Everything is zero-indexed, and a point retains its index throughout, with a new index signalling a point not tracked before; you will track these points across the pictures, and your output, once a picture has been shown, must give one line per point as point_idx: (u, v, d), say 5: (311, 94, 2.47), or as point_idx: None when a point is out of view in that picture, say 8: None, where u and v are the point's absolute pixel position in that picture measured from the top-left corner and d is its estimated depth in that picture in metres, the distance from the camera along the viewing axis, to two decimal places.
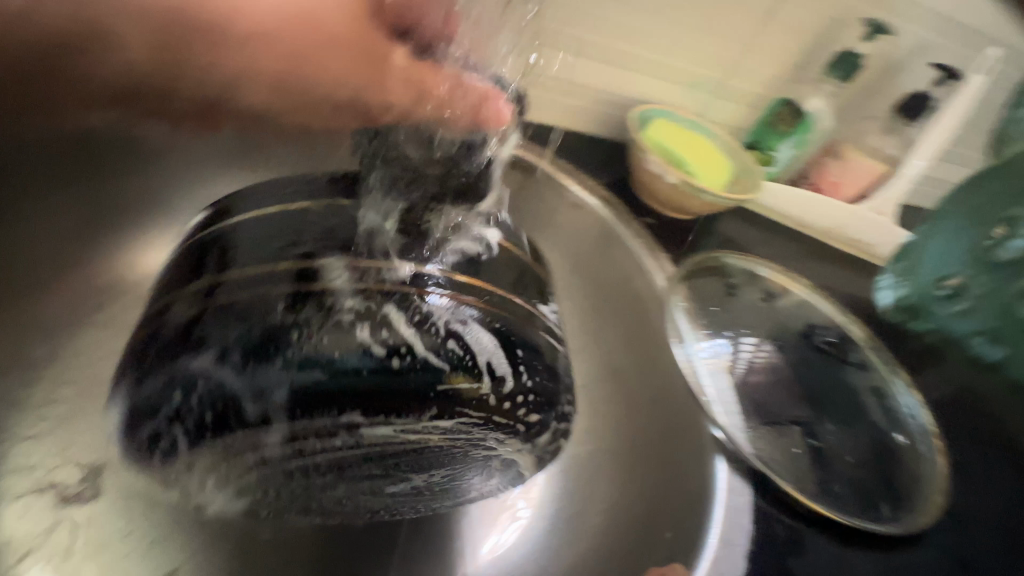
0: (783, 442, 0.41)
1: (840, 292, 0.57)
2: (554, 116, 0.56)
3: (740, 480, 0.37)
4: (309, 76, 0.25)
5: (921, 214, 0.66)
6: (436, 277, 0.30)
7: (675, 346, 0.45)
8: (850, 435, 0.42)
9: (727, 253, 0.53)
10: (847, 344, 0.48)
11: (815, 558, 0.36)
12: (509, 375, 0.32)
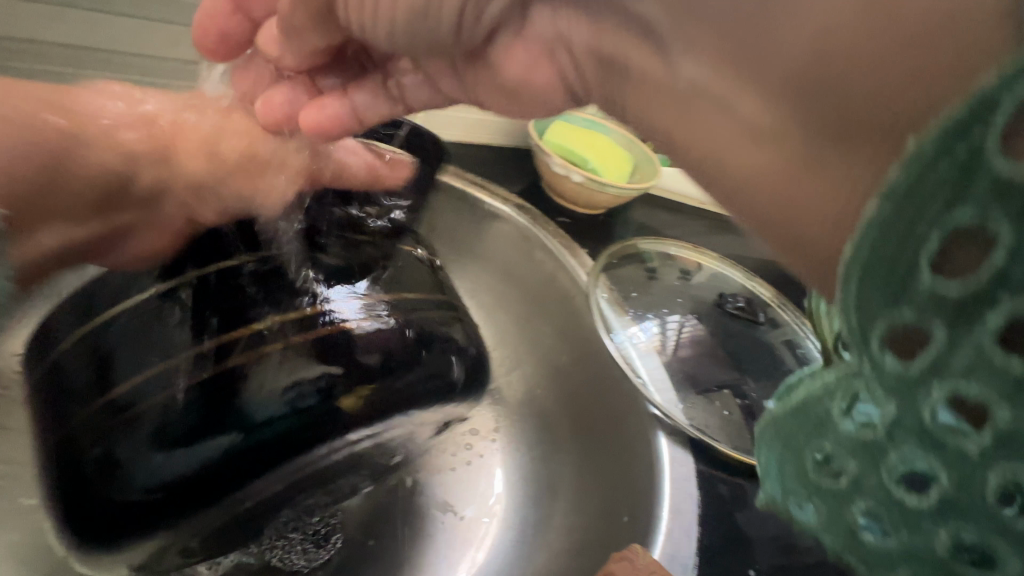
0: (715, 408, 0.44)
1: (741, 258, 0.64)
2: (459, 133, 0.58)
3: (681, 450, 0.39)
4: (247, 147, 0.32)
5: None
6: (357, 305, 0.32)
7: (606, 336, 0.46)
8: (762, 386, 0.47)
9: (640, 238, 0.56)
10: (756, 305, 0.52)
11: (758, 508, 0.38)
12: (437, 360, 0.35)
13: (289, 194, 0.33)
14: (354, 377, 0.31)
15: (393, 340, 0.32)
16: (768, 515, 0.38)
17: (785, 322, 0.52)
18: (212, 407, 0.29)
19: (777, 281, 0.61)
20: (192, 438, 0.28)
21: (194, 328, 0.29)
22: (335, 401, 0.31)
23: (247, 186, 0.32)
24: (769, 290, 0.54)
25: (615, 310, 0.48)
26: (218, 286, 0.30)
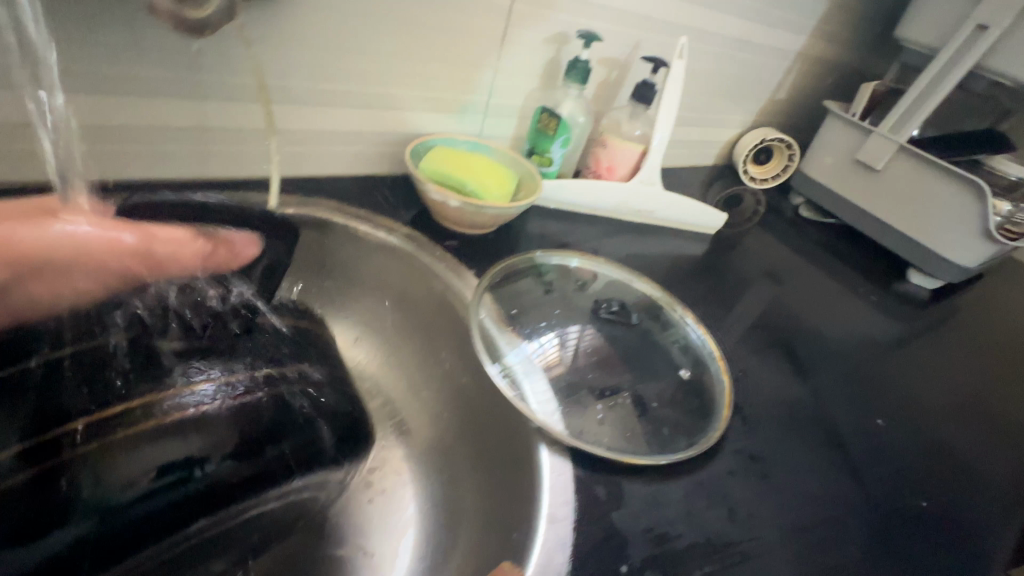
0: (588, 413, 0.43)
1: (629, 257, 0.68)
2: (341, 167, 0.58)
3: (561, 457, 0.38)
4: (55, 256, 0.33)
5: (706, 212, 0.75)
6: (231, 378, 0.36)
7: (488, 365, 0.45)
8: (644, 384, 0.49)
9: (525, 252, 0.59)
10: (628, 308, 0.56)
11: (632, 502, 0.37)
12: (314, 416, 0.39)
13: (82, 294, 0.34)
14: (243, 440, 0.35)
15: (260, 399, 0.36)
16: (643, 507, 0.37)
17: (661, 325, 0.55)
18: (45, 501, 0.28)
19: (658, 278, 0.66)
20: (27, 539, 0.28)
21: (36, 420, 0.29)
22: (205, 472, 0.34)
23: (37, 293, 0.32)
24: (647, 295, 0.59)
25: (499, 327, 0.49)
26: (48, 381, 0.31)
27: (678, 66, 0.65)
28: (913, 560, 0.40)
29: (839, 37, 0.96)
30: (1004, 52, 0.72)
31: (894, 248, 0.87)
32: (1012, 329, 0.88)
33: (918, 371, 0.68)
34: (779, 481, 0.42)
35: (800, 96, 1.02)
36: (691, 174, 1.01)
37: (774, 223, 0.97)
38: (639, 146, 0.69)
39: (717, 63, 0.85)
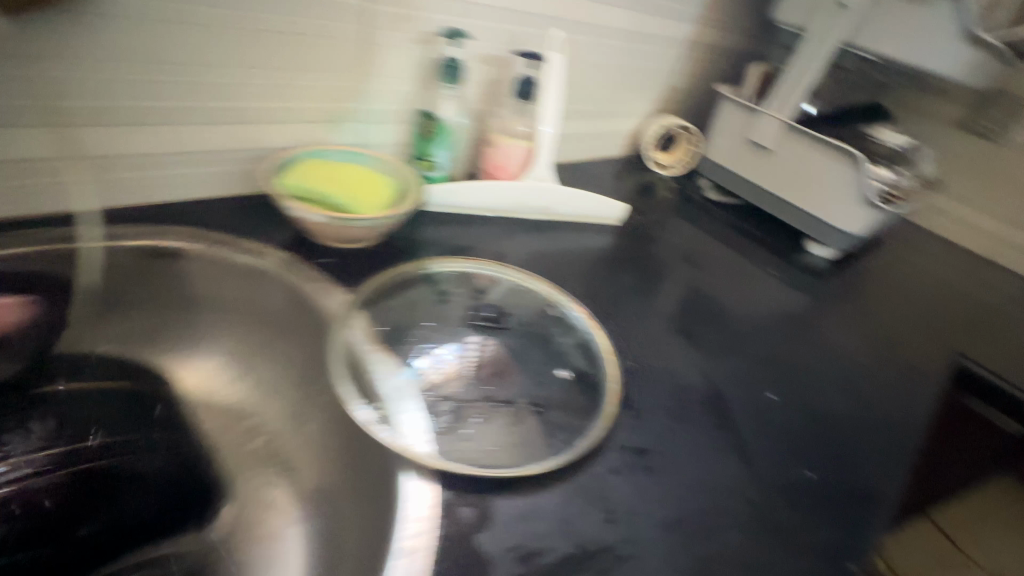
0: (459, 432, 0.41)
1: (528, 255, 0.67)
2: (199, 189, 0.55)
3: (427, 483, 0.36)
4: None
5: (606, 204, 0.75)
6: (30, 463, 0.44)
7: (357, 407, 0.40)
8: (532, 389, 0.47)
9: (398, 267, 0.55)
10: (502, 315, 0.55)
11: (501, 519, 0.35)
12: (120, 485, 0.45)
13: None
14: (35, 520, 0.42)
15: (63, 475, 0.44)
16: (512, 524, 0.35)
17: (552, 326, 0.54)
18: None
19: (559, 274, 0.65)
20: None
21: None
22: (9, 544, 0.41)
23: None
24: (534, 295, 0.57)
25: (370, 342, 0.46)
26: None
27: (553, 60, 0.64)
28: (798, 534, 0.40)
29: (724, 22, 0.98)
30: (866, 31, 0.75)
31: (793, 222, 0.90)
32: (908, 288, 0.93)
33: (818, 341, 0.69)
34: (665, 472, 0.41)
35: (698, 83, 1.05)
36: (600, 166, 1.02)
37: (683, 208, 0.98)
38: (526, 143, 0.67)
39: (603, 55, 0.86)
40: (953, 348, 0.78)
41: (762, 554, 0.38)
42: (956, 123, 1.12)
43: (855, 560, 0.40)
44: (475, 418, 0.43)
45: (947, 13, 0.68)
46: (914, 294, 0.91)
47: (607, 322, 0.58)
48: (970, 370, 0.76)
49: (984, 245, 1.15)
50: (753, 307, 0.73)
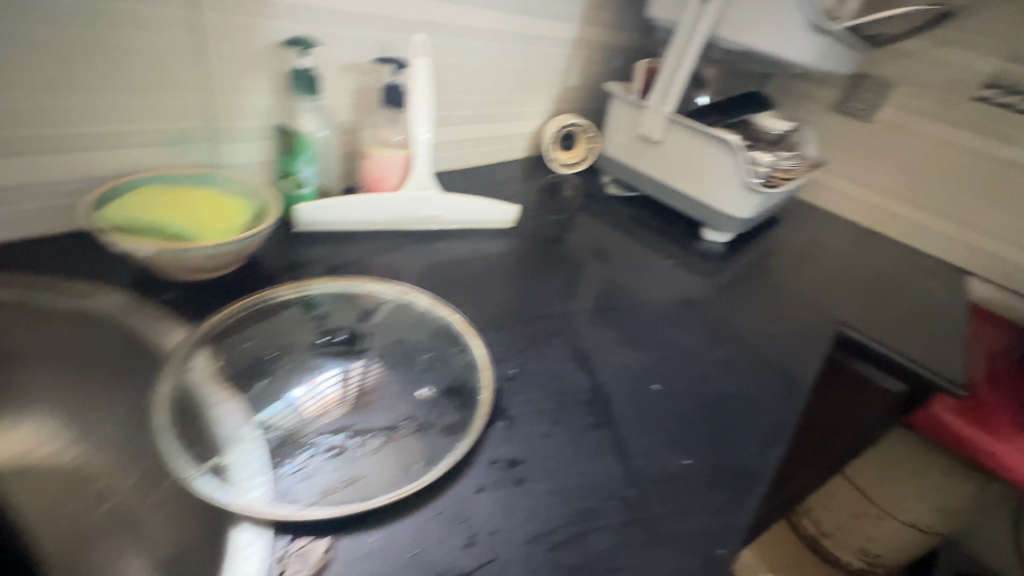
0: (302, 471, 0.37)
1: (414, 269, 0.65)
2: (16, 230, 0.50)
3: (264, 535, 0.33)
4: None
5: (496, 207, 0.74)
6: None
7: (192, 474, 0.35)
8: (395, 411, 0.44)
9: (242, 299, 0.50)
10: (356, 336, 0.51)
11: (343, 561, 0.33)
12: None
13: None
14: None
15: None
16: (355, 565, 0.32)
17: (424, 343, 0.51)
18: None
19: (445, 284, 0.63)
20: None
21: None
22: None
23: None
24: (406, 315, 0.55)
25: (211, 381, 0.42)
26: None
27: (420, 64, 0.61)
28: (668, 526, 0.40)
29: (610, 19, 1.00)
30: (727, 22, 0.77)
31: (686, 210, 0.93)
32: (797, 263, 0.98)
33: (711, 324, 0.71)
34: (534, 482, 0.40)
35: (591, 82, 1.06)
36: (502, 169, 1.01)
37: (585, 204, 0.99)
38: (403, 152, 0.66)
39: (486, 57, 0.85)
40: (836, 317, 0.83)
41: (629, 554, 0.37)
42: (829, 106, 1.22)
43: (724, 545, 0.40)
44: (321, 451, 0.39)
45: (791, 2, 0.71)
46: (803, 269, 0.97)
47: (489, 329, 0.56)
48: (853, 340, 0.79)
49: (866, 217, 1.24)
50: (647, 297, 0.74)
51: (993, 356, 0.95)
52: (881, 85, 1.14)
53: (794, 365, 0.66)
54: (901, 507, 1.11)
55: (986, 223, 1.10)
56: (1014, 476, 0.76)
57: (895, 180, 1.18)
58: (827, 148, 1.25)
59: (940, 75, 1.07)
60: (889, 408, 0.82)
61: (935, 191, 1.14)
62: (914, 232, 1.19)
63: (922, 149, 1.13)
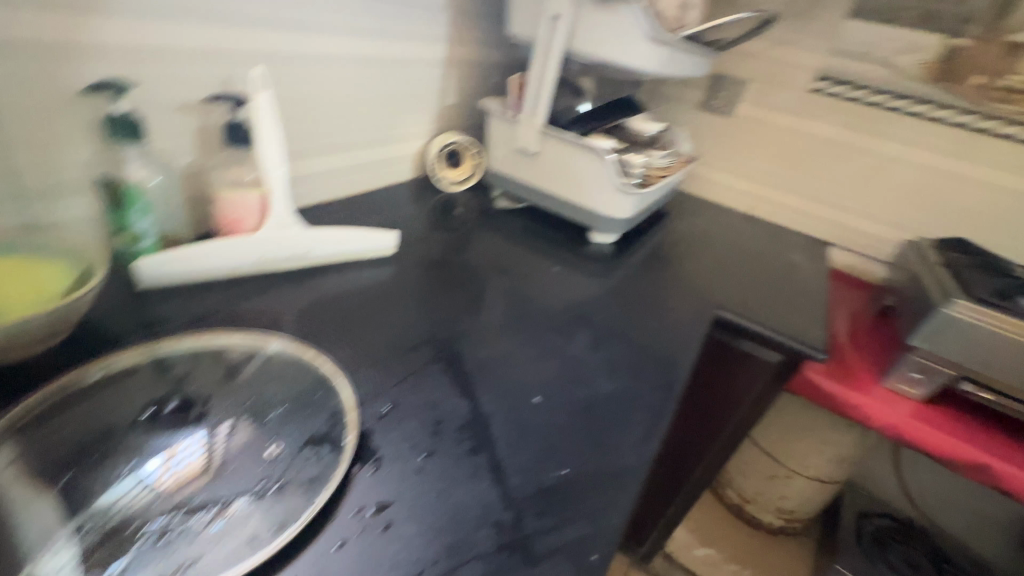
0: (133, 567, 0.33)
1: (284, 309, 0.62)
2: None
3: None
4: None
5: (370, 236, 0.73)
6: None
7: None
8: (242, 478, 0.41)
9: (54, 381, 0.44)
10: (189, 402, 0.47)
11: None
12: None
13: None
14: None
15: None
16: None
17: (282, 396, 0.48)
18: None
19: (318, 323, 0.60)
20: None
21: None
22: None
23: None
24: (263, 370, 0.51)
25: (14, 483, 0.37)
26: None
27: (261, 99, 0.59)
28: (543, 541, 0.40)
29: (476, 38, 1.02)
30: (578, 36, 0.81)
31: (571, 216, 0.96)
32: (681, 253, 1.05)
33: (597, 323, 0.74)
34: (403, 524, 0.39)
35: (468, 99, 1.08)
36: (389, 192, 0.99)
37: (477, 219, 0.99)
38: (258, 191, 0.62)
39: (355, 85, 0.82)
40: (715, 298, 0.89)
41: None
42: (696, 105, 1.32)
43: (599, 549, 0.41)
44: (144, 540, 0.35)
45: (630, 15, 0.75)
46: (686, 258, 1.03)
47: (363, 365, 0.54)
48: (727, 321, 0.85)
49: (741, 203, 1.35)
50: (536, 306, 0.75)
51: (853, 317, 1.06)
52: (736, 82, 1.25)
53: (674, 351, 0.70)
54: (804, 463, 1.20)
55: (837, 198, 1.23)
56: (877, 423, 0.85)
57: (760, 167, 1.30)
58: (700, 143, 1.35)
59: (782, 71, 1.19)
60: (769, 378, 0.89)
61: (793, 174, 1.26)
62: (782, 212, 1.31)
63: (774, 137, 1.25)
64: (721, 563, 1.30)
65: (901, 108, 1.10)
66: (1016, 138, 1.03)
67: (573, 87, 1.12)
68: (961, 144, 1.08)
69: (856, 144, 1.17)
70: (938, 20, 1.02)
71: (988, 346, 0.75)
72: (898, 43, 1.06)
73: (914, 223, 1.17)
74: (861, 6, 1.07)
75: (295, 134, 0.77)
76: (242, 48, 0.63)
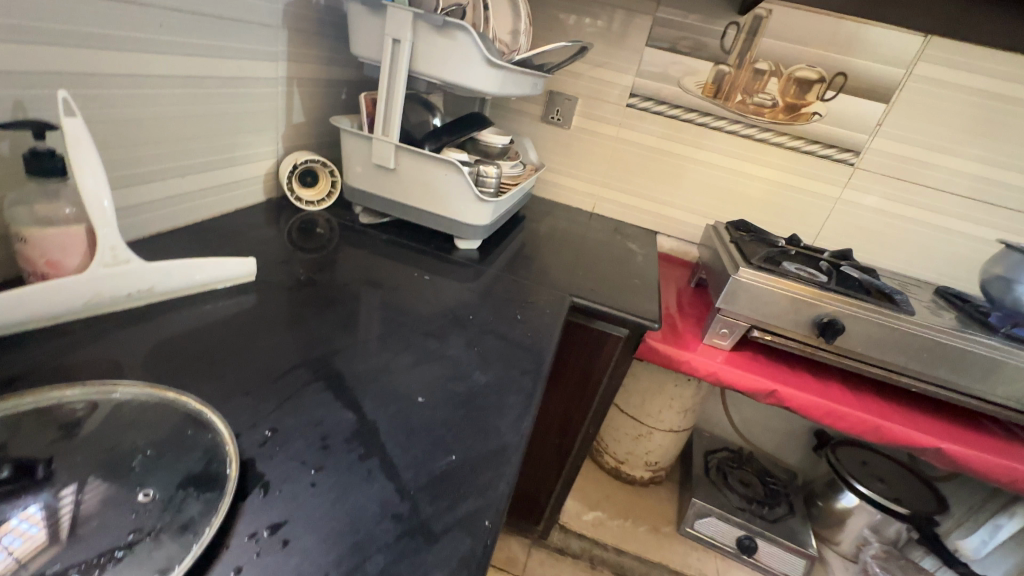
0: None
1: (131, 351, 0.56)
2: None
3: None
4: None
5: (223, 265, 0.70)
6: None
7: None
8: (107, 533, 0.37)
9: None
10: (32, 463, 0.40)
11: None
12: None
13: None
14: None
15: None
16: None
17: (144, 441, 0.44)
18: None
19: (174, 362, 0.56)
20: None
21: None
22: None
23: None
24: (116, 419, 0.47)
25: None
26: None
27: (72, 125, 0.53)
28: (441, 520, 0.44)
29: (318, 56, 1.02)
30: (421, 58, 0.87)
31: (434, 226, 1.01)
32: (538, 252, 1.16)
33: (469, 322, 0.80)
34: (301, 538, 0.40)
35: (314, 118, 1.08)
36: (238, 216, 0.94)
37: (341, 237, 0.99)
38: (78, 226, 0.56)
39: (184, 105, 0.77)
40: (570, 287, 1.02)
41: (406, 563, 0.40)
42: (538, 118, 1.47)
43: (490, 516, 0.46)
44: None
45: (466, 41, 0.83)
46: (544, 256, 1.15)
47: (235, 396, 0.52)
48: (580, 305, 0.97)
49: (584, 202, 1.54)
50: (411, 314, 0.79)
51: (678, 292, 1.29)
52: (568, 99, 1.42)
53: (539, 337, 0.79)
54: (660, 419, 1.42)
55: (656, 194, 1.48)
56: (701, 373, 1.04)
57: (596, 171, 1.49)
58: (544, 152, 1.51)
59: (603, 89, 1.39)
60: (621, 350, 1.04)
61: (622, 175, 1.48)
62: (617, 209, 1.52)
63: (602, 144, 1.46)
64: (607, 520, 1.46)
65: (692, 119, 1.37)
66: (769, 141, 1.35)
67: (423, 104, 1.17)
68: (735, 147, 1.38)
69: (664, 149, 1.42)
70: (709, 50, 1.30)
71: (765, 300, 0.99)
72: (684, 68, 1.32)
73: (712, 211, 1.46)
74: (652, 37, 1.31)
75: (117, 160, 0.69)
76: (37, 67, 0.56)
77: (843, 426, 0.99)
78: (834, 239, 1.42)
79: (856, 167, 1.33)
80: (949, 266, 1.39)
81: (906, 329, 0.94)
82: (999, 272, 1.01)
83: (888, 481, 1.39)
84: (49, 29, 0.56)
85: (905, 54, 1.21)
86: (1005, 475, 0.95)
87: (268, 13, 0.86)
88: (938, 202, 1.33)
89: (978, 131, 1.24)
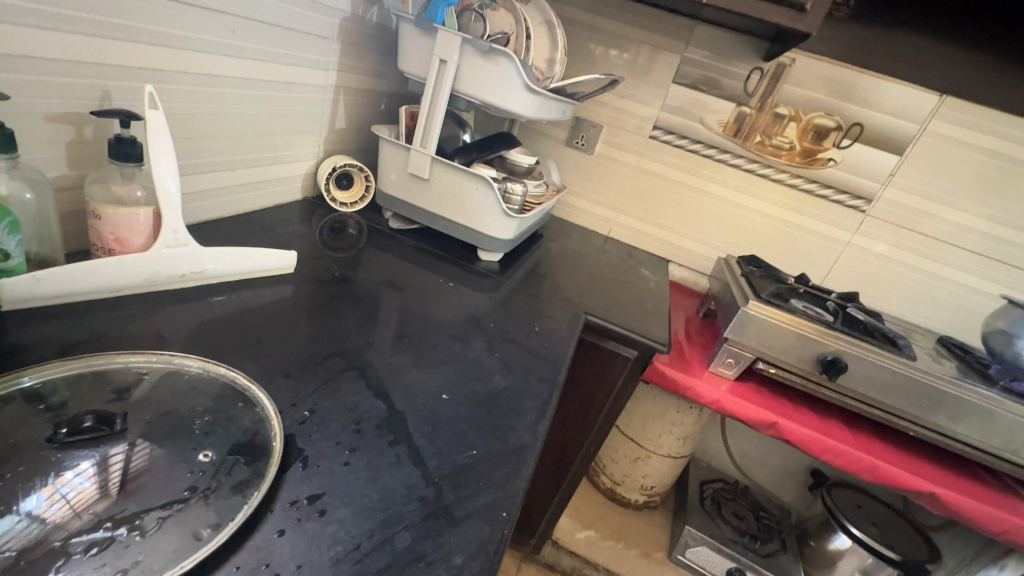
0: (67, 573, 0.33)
1: (182, 328, 0.60)
2: None
3: None
4: None
5: (266, 255, 0.74)
6: None
7: None
8: (170, 486, 0.40)
9: None
10: (108, 416, 0.44)
11: None
12: None
13: None
14: None
15: None
16: None
17: (202, 408, 0.48)
18: None
19: (222, 341, 0.60)
20: None
21: None
22: None
23: None
24: (176, 386, 0.51)
25: None
26: None
27: (154, 116, 0.58)
28: (462, 506, 0.48)
29: (364, 69, 1.08)
30: (464, 78, 0.93)
31: (460, 235, 1.06)
32: (554, 270, 1.21)
33: (489, 329, 0.84)
34: (336, 509, 0.44)
35: (355, 125, 1.14)
36: (278, 211, 0.99)
37: (371, 239, 1.04)
38: (145, 208, 0.61)
39: (243, 104, 0.82)
40: (584, 305, 1.06)
41: (430, 541, 0.44)
42: (563, 142, 1.53)
43: (507, 508, 0.49)
44: (81, 548, 0.34)
45: (508, 67, 0.88)
46: (560, 274, 1.19)
47: (277, 376, 0.57)
48: (594, 324, 1.01)
49: (601, 226, 1.59)
50: (436, 318, 0.83)
51: (687, 320, 1.32)
52: (593, 126, 1.48)
53: (554, 349, 0.83)
54: (659, 443, 1.44)
55: (672, 224, 1.53)
56: (706, 399, 1.07)
57: (615, 197, 1.55)
58: (566, 174, 1.56)
59: (627, 120, 1.45)
60: (629, 370, 1.07)
61: (640, 203, 1.53)
62: (633, 235, 1.57)
63: (622, 172, 1.51)
64: (600, 540, 1.47)
65: (711, 155, 1.42)
66: (784, 182, 1.40)
67: (456, 121, 1.23)
68: (751, 185, 1.43)
69: (682, 181, 1.47)
70: (731, 91, 1.36)
71: (772, 334, 1.02)
72: (706, 107, 1.38)
73: (725, 244, 1.51)
74: (679, 74, 1.37)
75: (181, 151, 0.74)
76: (125, 63, 0.62)
77: (839, 463, 1.01)
78: (842, 281, 1.46)
79: (867, 215, 1.37)
80: (953, 317, 1.42)
81: (907, 373, 0.97)
82: (1000, 326, 1.04)
83: (882, 527, 1.40)
84: (139, 29, 0.61)
85: (919, 111, 1.26)
86: (997, 525, 0.97)
87: (325, 26, 0.93)
88: (944, 254, 1.37)
89: (986, 189, 1.29)
